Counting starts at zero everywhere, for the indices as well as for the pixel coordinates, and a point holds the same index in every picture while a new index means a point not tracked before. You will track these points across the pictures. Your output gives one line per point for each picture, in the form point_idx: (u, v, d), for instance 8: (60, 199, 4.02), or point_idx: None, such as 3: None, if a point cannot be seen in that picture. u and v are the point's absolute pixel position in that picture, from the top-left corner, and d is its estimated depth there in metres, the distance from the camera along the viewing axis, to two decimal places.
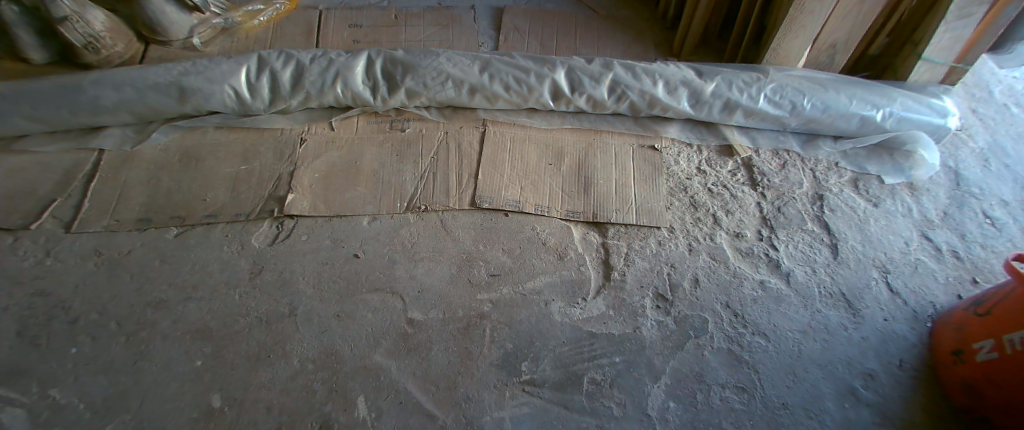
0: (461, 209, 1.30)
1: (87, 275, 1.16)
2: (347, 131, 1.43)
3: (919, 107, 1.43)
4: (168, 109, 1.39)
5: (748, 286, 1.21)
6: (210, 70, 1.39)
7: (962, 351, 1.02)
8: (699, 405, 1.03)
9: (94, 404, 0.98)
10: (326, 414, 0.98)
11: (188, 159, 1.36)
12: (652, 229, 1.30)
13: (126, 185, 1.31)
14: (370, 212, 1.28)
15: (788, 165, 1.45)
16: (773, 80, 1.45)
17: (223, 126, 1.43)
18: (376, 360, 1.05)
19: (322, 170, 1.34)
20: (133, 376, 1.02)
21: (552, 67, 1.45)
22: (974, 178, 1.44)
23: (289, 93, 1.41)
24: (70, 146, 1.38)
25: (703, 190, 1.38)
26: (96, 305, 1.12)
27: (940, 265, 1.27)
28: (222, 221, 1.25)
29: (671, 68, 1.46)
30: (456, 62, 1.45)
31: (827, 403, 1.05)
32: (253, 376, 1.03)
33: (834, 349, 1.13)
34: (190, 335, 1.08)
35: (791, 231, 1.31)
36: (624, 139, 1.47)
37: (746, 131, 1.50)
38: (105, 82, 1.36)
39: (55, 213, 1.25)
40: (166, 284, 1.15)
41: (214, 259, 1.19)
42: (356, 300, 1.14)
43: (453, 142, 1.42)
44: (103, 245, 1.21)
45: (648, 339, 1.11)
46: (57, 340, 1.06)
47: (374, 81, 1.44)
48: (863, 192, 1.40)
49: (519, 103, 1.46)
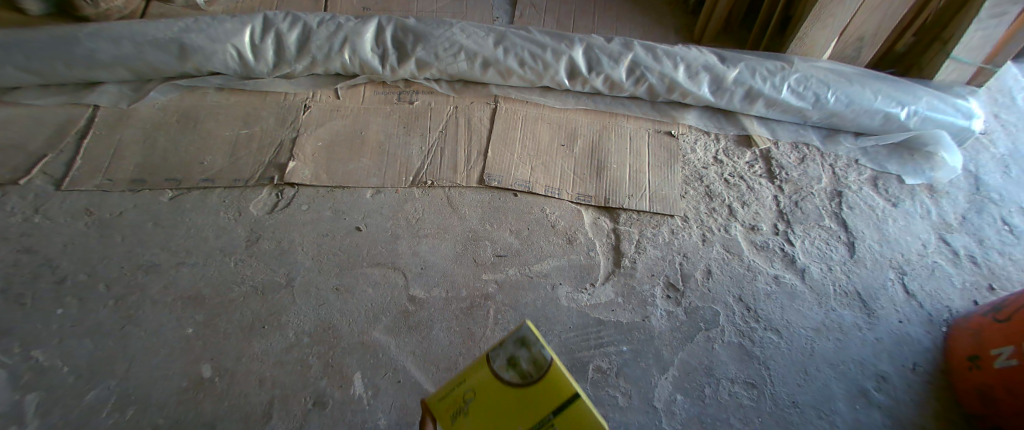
0: (468, 186, 1.25)
1: (76, 233, 1.11)
2: (352, 100, 1.37)
3: (944, 107, 1.38)
4: (167, 67, 1.33)
5: (762, 280, 1.17)
6: (213, 28, 1.33)
7: (978, 357, 0.99)
8: (707, 399, 1.00)
9: (78, 368, 0.95)
10: (321, 389, 0.95)
11: (186, 120, 1.31)
12: (665, 217, 1.25)
13: (120, 145, 1.25)
14: (374, 184, 1.23)
15: (807, 159, 1.40)
16: (798, 70, 1.39)
17: (223, 89, 1.37)
18: (375, 337, 1.01)
19: (324, 139, 1.29)
20: (120, 340, 0.98)
21: (570, 44, 1.39)
22: (995, 184, 1.39)
23: (294, 57, 1.35)
24: (64, 99, 1.32)
25: (718, 180, 1.33)
26: (84, 265, 1.07)
27: (957, 270, 1.23)
28: (219, 187, 1.20)
29: (693, 52, 1.40)
30: (470, 33, 1.39)
31: (838, 404, 1.02)
32: (246, 347, 0.99)
33: (848, 349, 1.09)
34: (180, 302, 1.04)
35: (808, 227, 1.27)
36: (639, 124, 1.41)
37: (766, 122, 1.45)
38: (101, 35, 1.30)
39: (45, 169, 1.20)
40: (160, 247, 1.11)
41: (210, 224, 1.14)
42: (356, 274, 1.09)
43: (463, 116, 1.37)
44: (94, 204, 1.16)
45: (657, 329, 1.08)
46: (42, 299, 1.02)
47: (383, 49, 1.37)
48: (882, 191, 1.36)
49: (533, 80, 1.40)
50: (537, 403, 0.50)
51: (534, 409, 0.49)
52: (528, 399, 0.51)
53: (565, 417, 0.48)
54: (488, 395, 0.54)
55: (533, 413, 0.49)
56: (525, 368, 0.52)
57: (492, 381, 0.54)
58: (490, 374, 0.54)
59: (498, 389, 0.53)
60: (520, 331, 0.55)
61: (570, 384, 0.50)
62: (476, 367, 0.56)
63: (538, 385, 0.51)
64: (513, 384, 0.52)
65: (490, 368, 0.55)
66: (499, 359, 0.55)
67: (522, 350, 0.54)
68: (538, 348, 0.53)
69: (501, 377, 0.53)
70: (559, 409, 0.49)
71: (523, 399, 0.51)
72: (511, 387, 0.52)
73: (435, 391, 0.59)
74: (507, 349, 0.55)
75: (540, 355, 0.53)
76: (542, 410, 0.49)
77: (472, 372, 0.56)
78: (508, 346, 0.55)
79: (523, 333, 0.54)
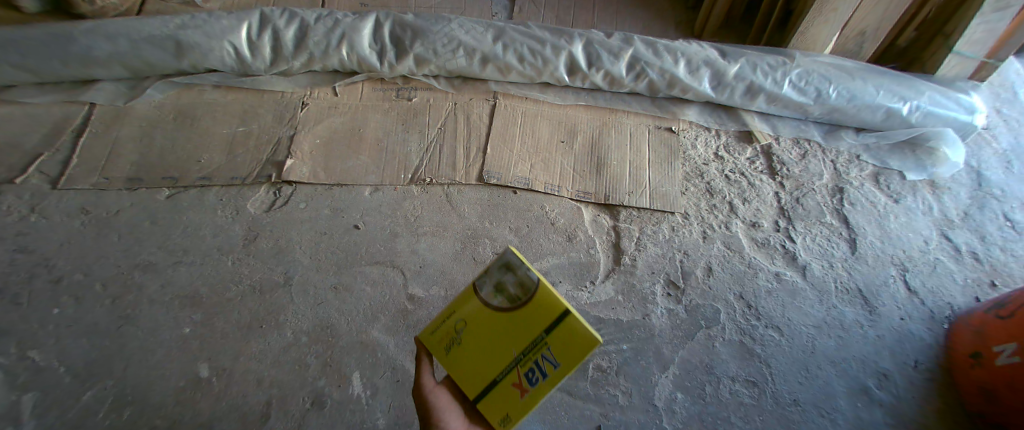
0: (467, 184, 1.24)
1: (72, 233, 1.10)
2: (350, 96, 1.36)
3: (946, 102, 1.37)
4: (163, 64, 1.32)
5: (763, 277, 1.16)
6: (209, 25, 1.31)
7: (980, 355, 0.98)
8: (707, 397, 1.00)
9: (76, 368, 0.95)
10: (320, 389, 0.95)
11: (182, 118, 1.30)
12: (665, 214, 1.24)
13: (116, 143, 1.24)
14: (372, 182, 1.22)
15: (809, 155, 1.39)
16: (799, 65, 1.38)
17: (220, 86, 1.36)
18: (374, 336, 1.01)
19: (322, 136, 1.28)
20: (118, 340, 0.98)
21: (569, 40, 1.37)
22: (997, 180, 1.37)
23: (291, 54, 1.34)
24: (59, 97, 1.31)
25: (719, 176, 1.32)
26: (81, 265, 1.06)
27: (959, 267, 1.22)
28: (216, 185, 1.19)
29: (693, 47, 1.38)
30: (468, 29, 1.37)
31: (839, 401, 1.01)
32: (244, 346, 0.99)
33: (849, 346, 1.09)
34: (178, 301, 1.04)
35: (809, 223, 1.26)
36: (639, 120, 1.40)
37: (768, 118, 1.43)
38: (96, 32, 1.29)
39: (41, 168, 1.19)
40: (157, 246, 1.10)
41: (207, 223, 1.14)
42: (354, 273, 1.09)
43: (461, 113, 1.35)
44: (91, 203, 1.15)
45: (657, 327, 1.07)
46: (39, 299, 1.02)
47: (381, 45, 1.36)
48: (884, 187, 1.35)
49: (533, 76, 1.38)
50: (529, 320, 0.59)
51: (529, 326, 0.59)
52: (521, 318, 0.60)
53: (557, 331, 0.57)
54: (483, 319, 0.64)
55: (527, 332, 0.59)
56: (512, 293, 0.62)
57: (484, 308, 0.64)
58: (480, 303, 0.64)
59: (491, 312, 0.63)
60: (504, 258, 0.62)
61: (558, 300, 0.58)
62: (468, 299, 0.66)
63: (527, 304, 0.60)
64: (504, 306, 0.62)
65: (480, 296, 0.64)
66: (487, 287, 0.64)
67: (508, 275, 0.62)
68: (523, 272, 0.61)
69: (491, 303, 0.63)
70: (550, 326, 0.57)
71: (516, 319, 0.61)
72: (502, 309, 0.62)
73: (431, 322, 0.69)
74: (493, 277, 0.64)
75: (526, 278, 0.61)
76: (536, 329, 0.58)
77: (464, 302, 0.66)
78: (495, 273, 0.64)
79: (508, 260, 0.62)
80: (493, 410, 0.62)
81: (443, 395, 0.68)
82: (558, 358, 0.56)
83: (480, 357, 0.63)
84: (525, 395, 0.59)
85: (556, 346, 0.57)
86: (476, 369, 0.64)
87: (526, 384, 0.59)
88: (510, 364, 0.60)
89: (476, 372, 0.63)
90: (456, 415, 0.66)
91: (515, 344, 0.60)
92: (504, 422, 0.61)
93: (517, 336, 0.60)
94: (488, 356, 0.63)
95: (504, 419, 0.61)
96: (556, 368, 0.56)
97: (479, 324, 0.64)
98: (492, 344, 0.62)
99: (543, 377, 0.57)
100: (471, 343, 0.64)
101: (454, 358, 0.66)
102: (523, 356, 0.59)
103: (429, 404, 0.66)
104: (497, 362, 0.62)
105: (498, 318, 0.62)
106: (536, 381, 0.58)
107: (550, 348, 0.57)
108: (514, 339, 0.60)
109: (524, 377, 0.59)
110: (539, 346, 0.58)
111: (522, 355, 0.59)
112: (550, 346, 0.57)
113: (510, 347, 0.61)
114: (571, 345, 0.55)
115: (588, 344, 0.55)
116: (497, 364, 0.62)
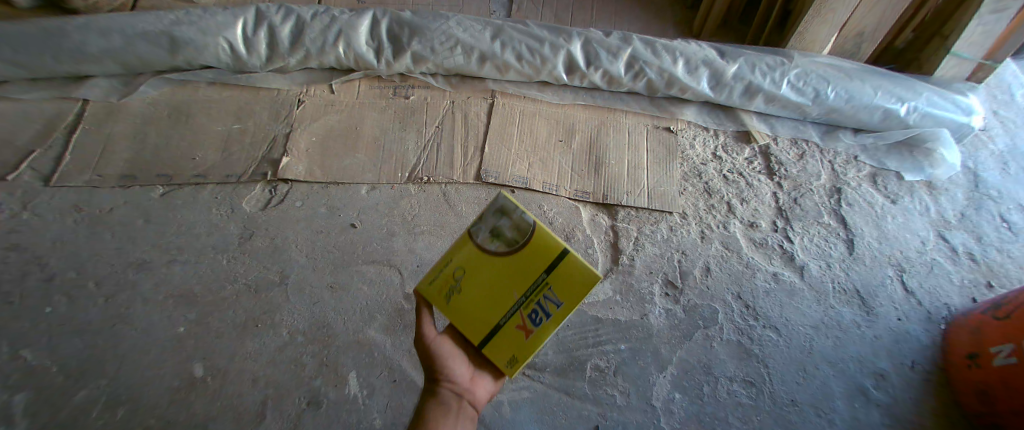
0: (464, 183, 1.23)
1: (65, 230, 1.09)
2: (347, 94, 1.35)
3: (943, 103, 1.37)
4: (158, 60, 1.30)
5: (761, 277, 1.16)
6: (204, 21, 1.30)
7: (977, 356, 0.98)
8: (705, 397, 1.00)
9: (69, 368, 0.94)
10: (316, 389, 0.94)
11: (177, 115, 1.28)
12: (663, 214, 1.24)
13: (110, 140, 1.23)
14: (369, 181, 1.21)
15: (807, 156, 1.38)
16: (798, 65, 1.37)
17: (215, 83, 1.35)
18: (370, 335, 1.00)
19: (318, 134, 1.27)
20: (111, 339, 0.97)
21: (568, 38, 1.37)
22: (993, 181, 1.38)
23: (287, 51, 1.32)
24: (52, 94, 1.29)
25: (717, 176, 1.32)
26: (74, 263, 1.05)
27: (956, 268, 1.22)
28: (211, 183, 1.18)
29: (692, 46, 1.38)
30: (466, 27, 1.36)
31: (837, 402, 1.01)
32: (240, 345, 0.98)
33: (847, 347, 1.09)
34: (172, 300, 1.02)
35: (807, 224, 1.26)
36: (638, 120, 1.40)
37: (766, 118, 1.43)
38: (90, 27, 1.27)
39: (34, 165, 1.17)
40: (151, 244, 1.09)
41: (202, 221, 1.13)
42: (351, 272, 1.08)
43: (459, 111, 1.35)
44: (83, 201, 1.13)
45: (655, 327, 1.07)
46: (31, 298, 1.01)
47: (378, 42, 1.35)
48: (881, 188, 1.35)
49: (531, 74, 1.38)
50: (529, 263, 0.64)
51: (530, 269, 0.65)
52: (521, 260, 0.65)
53: (557, 271, 0.64)
54: (481, 264, 0.67)
55: (528, 276, 0.65)
56: (509, 236, 0.65)
57: (480, 254, 0.67)
58: (477, 249, 0.67)
59: (488, 257, 0.66)
60: (498, 203, 0.65)
61: (557, 240, 0.63)
62: (463, 245, 0.69)
63: (526, 247, 0.64)
64: (502, 250, 0.66)
65: (476, 243, 0.67)
66: (483, 233, 0.67)
67: (503, 219, 0.65)
68: (518, 215, 0.65)
69: (488, 248, 0.66)
70: (551, 268, 0.64)
71: (516, 262, 0.65)
72: (500, 253, 0.66)
73: (427, 272, 0.72)
74: (487, 222, 0.67)
75: (522, 221, 0.65)
76: (537, 271, 0.64)
77: (459, 248, 0.69)
78: (490, 219, 0.66)
79: (502, 205, 0.65)
80: (499, 352, 0.68)
81: (446, 343, 0.72)
82: (561, 298, 0.64)
83: (482, 302, 0.68)
84: (530, 335, 0.66)
85: (557, 286, 0.64)
86: (478, 314, 0.68)
87: (530, 325, 0.66)
88: (513, 308, 0.66)
89: (480, 319, 0.68)
90: (462, 361, 0.71)
91: (518, 288, 0.65)
92: (510, 361, 0.67)
93: (518, 281, 0.65)
94: (490, 302, 0.67)
95: (511, 360, 0.67)
96: (559, 307, 0.64)
97: (477, 270, 0.67)
98: (493, 289, 0.67)
99: (547, 317, 0.65)
100: (471, 288, 0.68)
101: (454, 305, 0.70)
102: (525, 299, 0.65)
103: (435, 354, 0.70)
104: (500, 307, 0.67)
105: (496, 262, 0.66)
106: (539, 321, 0.65)
107: (552, 289, 0.64)
108: (515, 283, 0.65)
109: (527, 319, 0.66)
110: (541, 287, 0.64)
111: (525, 298, 0.65)
112: (551, 286, 0.64)
113: (511, 292, 0.66)
114: (571, 284, 0.63)
115: (588, 281, 0.62)
116: (500, 309, 0.67)
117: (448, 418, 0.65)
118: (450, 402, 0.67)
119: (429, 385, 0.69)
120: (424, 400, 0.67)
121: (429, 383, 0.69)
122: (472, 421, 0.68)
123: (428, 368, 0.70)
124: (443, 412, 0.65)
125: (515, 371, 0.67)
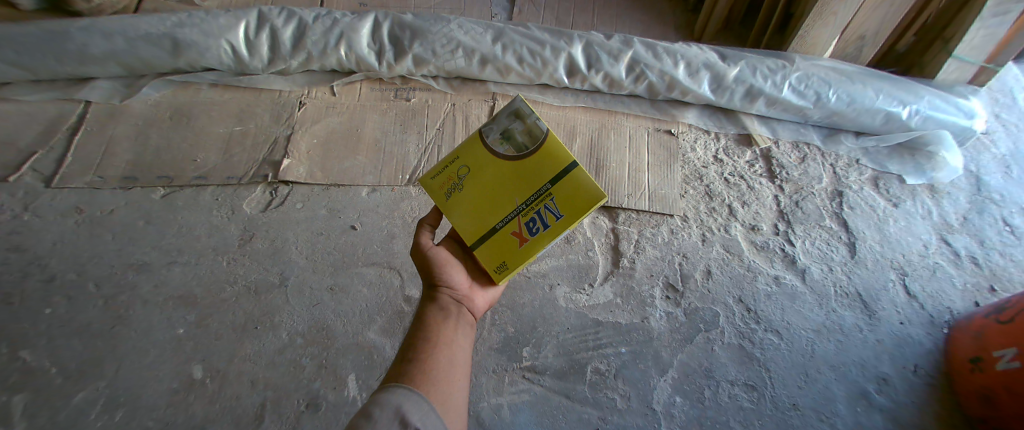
0: None
1: (66, 232, 1.09)
2: (348, 97, 1.35)
3: (945, 106, 1.36)
4: (160, 62, 1.30)
5: (762, 280, 1.16)
6: (206, 23, 1.29)
7: (980, 360, 0.97)
8: (706, 402, 1.00)
9: (68, 369, 0.94)
10: (314, 391, 0.94)
11: (179, 116, 1.29)
12: (663, 216, 1.23)
13: (112, 141, 1.23)
14: (370, 183, 1.21)
15: (808, 159, 1.38)
16: (799, 68, 1.37)
17: (217, 85, 1.35)
18: (369, 337, 1.00)
19: (320, 137, 1.27)
20: (110, 341, 0.97)
21: (569, 41, 1.36)
22: (995, 184, 1.37)
23: (289, 53, 1.32)
24: (55, 95, 1.30)
25: (719, 179, 1.32)
26: (74, 264, 1.05)
27: (958, 271, 1.22)
28: (212, 184, 1.18)
29: (694, 49, 1.38)
30: (468, 29, 1.36)
31: (839, 406, 1.01)
32: (240, 347, 0.98)
33: (848, 351, 1.08)
34: (172, 302, 1.03)
35: (809, 227, 1.25)
36: (639, 122, 1.40)
37: (767, 121, 1.43)
38: (93, 29, 1.27)
39: (35, 166, 1.18)
40: (151, 246, 1.09)
41: (202, 222, 1.13)
42: (350, 274, 1.08)
43: (460, 114, 1.35)
44: (85, 202, 1.14)
45: (657, 330, 1.07)
46: (31, 299, 1.01)
47: (380, 44, 1.34)
48: (883, 191, 1.34)
49: (532, 77, 1.38)
50: (536, 169, 0.66)
51: (536, 177, 0.67)
52: (526, 165, 0.67)
53: (561, 184, 0.65)
54: (488, 167, 0.70)
55: (533, 183, 0.67)
56: (520, 140, 0.68)
57: (488, 154, 0.69)
58: (486, 150, 0.70)
59: (495, 156, 0.69)
60: (513, 107, 0.66)
61: (565, 152, 0.65)
62: (474, 146, 0.70)
63: (535, 152, 0.66)
64: (511, 150, 0.68)
65: (486, 144, 0.70)
66: (495, 134, 0.69)
67: (517, 122, 0.67)
68: (531, 121, 0.67)
69: (498, 151, 0.69)
70: (556, 179, 0.65)
71: (521, 166, 0.67)
72: (507, 152, 0.68)
73: (433, 166, 0.74)
74: (500, 124, 0.69)
75: (534, 126, 0.67)
76: (542, 180, 0.66)
77: (469, 147, 0.71)
78: (505, 121, 0.68)
79: (517, 108, 0.66)
80: (493, 256, 0.71)
81: (443, 252, 0.75)
82: (561, 210, 0.65)
83: (482, 206, 0.71)
84: (525, 243, 0.69)
85: (558, 198, 0.65)
86: (478, 216, 0.71)
87: (527, 233, 0.68)
88: (513, 214, 0.69)
89: (480, 220, 0.71)
90: (460, 270, 0.75)
91: (519, 194, 0.68)
92: (501, 266, 0.71)
93: (523, 186, 0.68)
94: (490, 206, 0.70)
95: (502, 265, 0.71)
96: (558, 220, 0.66)
97: (482, 172, 0.70)
98: (495, 193, 0.70)
99: (544, 228, 0.67)
100: (473, 187, 0.71)
101: (455, 202, 0.72)
102: (526, 206, 0.68)
103: (434, 260, 0.73)
104: (500, 210, 0.70)
105: (503, 164, 0.69)
106: (537, 231, 0.68)
107: (553, 200, 0.66)
108: (519, 189, 0.68)
109: (524, 226, 0.68)
110: (543, 197, 0.66)
111: (526, 205, 0.68)
112: (553, 198, 0.66)
113: (513, 198, 0.68)
114: (573, 197, 0.64)
115: (591, 198, 0.64)
116: (500, 214, 0.70)
117: (450, 317, 0.68)
118: (451, 304, 0.70)
119: (428, 292, 0.72)
120: (424, 302, 0.70)
121: (429, 291, 0.73)
122: (472, 324, 0.71)
123: (427, 276, 0.73)
124: (445, 314, 0.68)
125: (503, 275, 0.72)
